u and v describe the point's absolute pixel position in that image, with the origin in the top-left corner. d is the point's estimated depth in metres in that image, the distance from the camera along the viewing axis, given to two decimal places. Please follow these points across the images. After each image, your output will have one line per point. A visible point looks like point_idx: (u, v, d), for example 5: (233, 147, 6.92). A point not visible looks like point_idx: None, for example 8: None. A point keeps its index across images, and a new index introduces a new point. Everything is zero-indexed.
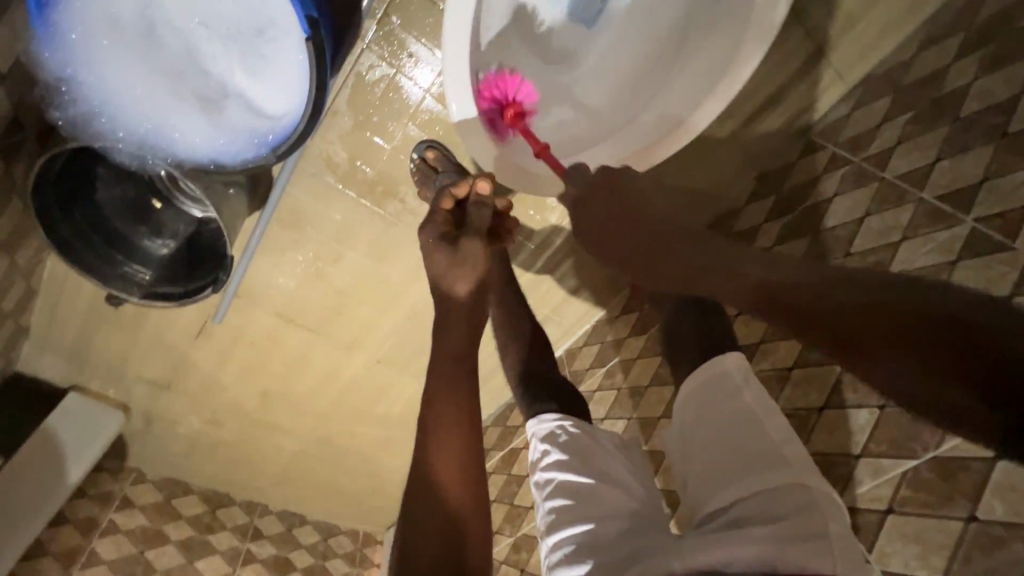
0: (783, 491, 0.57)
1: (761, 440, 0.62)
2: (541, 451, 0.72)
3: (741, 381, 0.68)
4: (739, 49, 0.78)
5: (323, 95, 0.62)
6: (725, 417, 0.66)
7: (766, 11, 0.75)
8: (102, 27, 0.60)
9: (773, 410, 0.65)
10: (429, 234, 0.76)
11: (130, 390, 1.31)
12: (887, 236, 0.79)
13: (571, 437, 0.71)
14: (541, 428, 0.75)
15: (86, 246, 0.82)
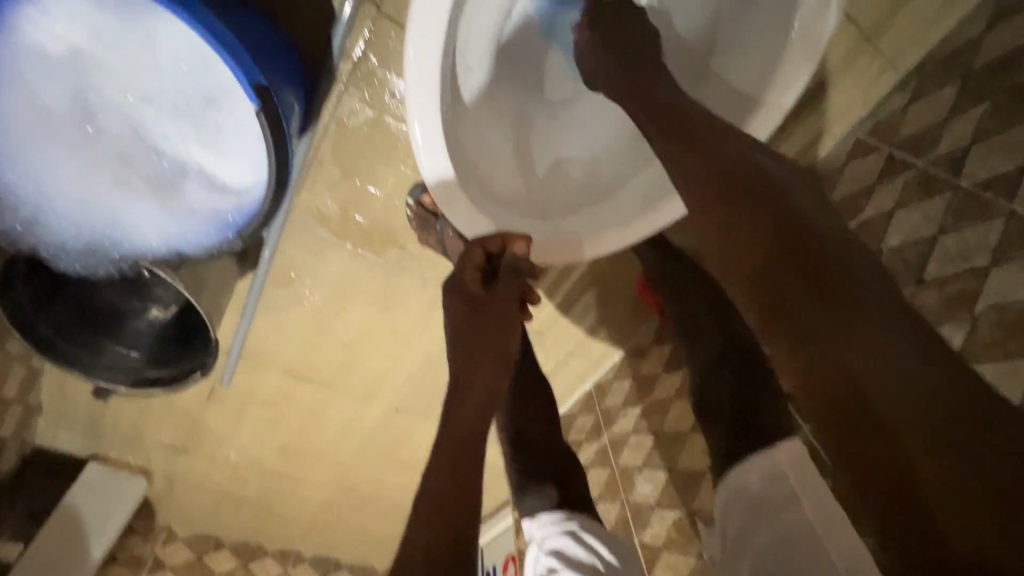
0: None
1: (821, 562, 0.53)
2: (544, 567, 0.60)
3: (797, 484, 0.58)
4: (777, 75, 0.71)
5: (285, 170, 0.54)
6: (778, 534, 0.57)
7: (814, 26, 0.68)
8: (34, 121, 0.53)
9: (841, 524, 0.55)
10: (449, 296, 0.71)
11: (149, 455, 1.27)
12: (970, 259, 0.66)
13: (579, 550, 0.60)
14: (545, 535, 0.63)
15: (68, 337, 0.77)
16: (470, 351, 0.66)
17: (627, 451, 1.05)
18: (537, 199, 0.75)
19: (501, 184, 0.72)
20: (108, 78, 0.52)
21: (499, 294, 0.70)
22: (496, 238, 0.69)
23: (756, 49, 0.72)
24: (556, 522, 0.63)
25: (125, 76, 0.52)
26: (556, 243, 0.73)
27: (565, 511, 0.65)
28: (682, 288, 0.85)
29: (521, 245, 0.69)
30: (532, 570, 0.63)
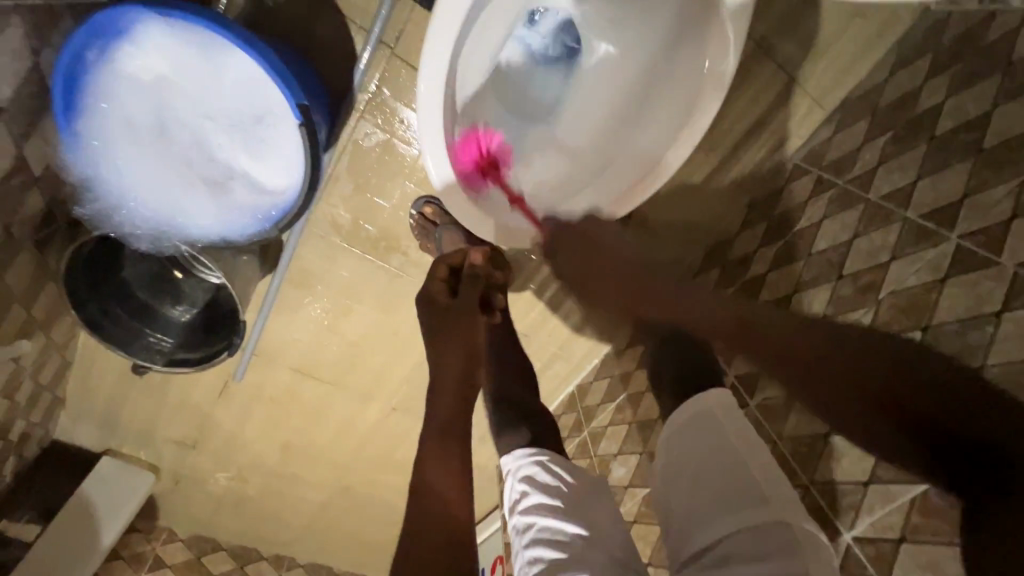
0: (766, 532, 0.56)
1: (741, 471, 0.61)
2: (518, 492, 0.70)
3: (722, 417, 0.66)
4: (700, 108, 0.81)
5: (317, 171, 0.67)
6: (704, 454, 0.65)
7: (719, 70, 0.78)
8: (120, 130, 0.67)
9: (758, 446, 0.63)
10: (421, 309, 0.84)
11: (159, 450, 1.35)
12: (875, 257, 0.80)
13: (547, 475, 0.70)
14: (519, 467, 0.73)
15: (112, 320, 0.88)
16: (441, 345, 0.79)
17: (605, 442, 1.16)
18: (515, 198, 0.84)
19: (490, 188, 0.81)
20: (184, 100, 0.67)
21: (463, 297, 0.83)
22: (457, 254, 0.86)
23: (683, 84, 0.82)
24: (528, 455, 0.73)
25: (197, 98, 0.67)
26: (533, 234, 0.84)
27: (536, 448, 0.75)
28: None
29: (478, 255, 0.84)
30: (506, 498, 0.72)
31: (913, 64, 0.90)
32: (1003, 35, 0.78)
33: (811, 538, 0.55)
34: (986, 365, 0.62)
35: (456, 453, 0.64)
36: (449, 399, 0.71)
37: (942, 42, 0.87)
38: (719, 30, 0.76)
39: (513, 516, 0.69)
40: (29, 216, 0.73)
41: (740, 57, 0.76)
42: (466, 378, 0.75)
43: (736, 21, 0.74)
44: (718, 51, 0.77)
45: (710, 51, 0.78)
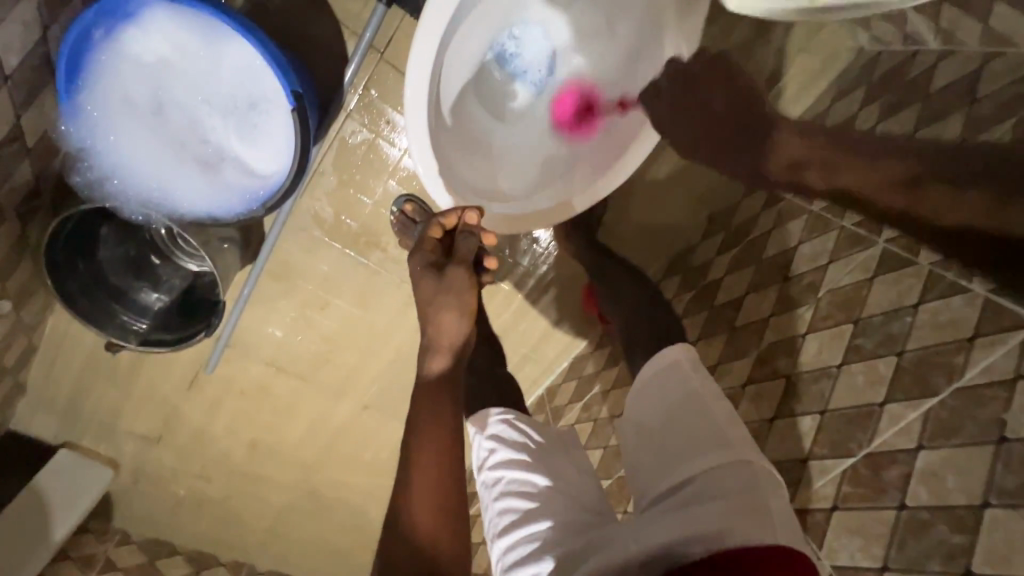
0: (728, 471, 0.62)
1: (708, 421, 0.68)
2: (486, 449, 0.75)
3: (690, 370, 0.73)
4: (650, 118, 0.89)
5: (307, 155, 0.72)
6: (676, 405, 0.71)
7: (668, 88, 0.88)
8: (120, 106, 0.71)
9: (719, 395, 0.70)
10: (416, 265, 0.78)
11: (120, 445, 1.32)
12: (816, 259, 0.87)
13: (513, 431, 0.75)
14: (484, 425, 0.77)
15: (88, 298, 0.90)
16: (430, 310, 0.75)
17: None
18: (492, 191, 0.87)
19: (473, 184, 0.85)
20: (184, 83, 0.72)
21: (461, 250, 0.78)
22: (450, 214, 0.79)
23: (637, 99, 0.91)
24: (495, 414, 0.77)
25: (197, 82, 0.72)
26: (514, 220, 0.85)
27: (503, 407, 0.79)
28: (612, 272, 1.03)
29: (472, 215, 0.78)
30: (474, 455, 0.76)
31: (850, 94, 1.01)
32: (923, 71, 0.89)
33: (768, 477, 0.63)
34: (903, 351, 0.68)
35: (449, 422, 0.68)
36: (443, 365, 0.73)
37: (874, 76, 0.98)
38: (669, 51, 0.87)
39: (481, 472, 0.74)
40: (17, 186, 0.75)
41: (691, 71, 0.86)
42: (458, 340, 0.75)
43: (683, 50, 0.86)
44: (670, 73, 0.88)
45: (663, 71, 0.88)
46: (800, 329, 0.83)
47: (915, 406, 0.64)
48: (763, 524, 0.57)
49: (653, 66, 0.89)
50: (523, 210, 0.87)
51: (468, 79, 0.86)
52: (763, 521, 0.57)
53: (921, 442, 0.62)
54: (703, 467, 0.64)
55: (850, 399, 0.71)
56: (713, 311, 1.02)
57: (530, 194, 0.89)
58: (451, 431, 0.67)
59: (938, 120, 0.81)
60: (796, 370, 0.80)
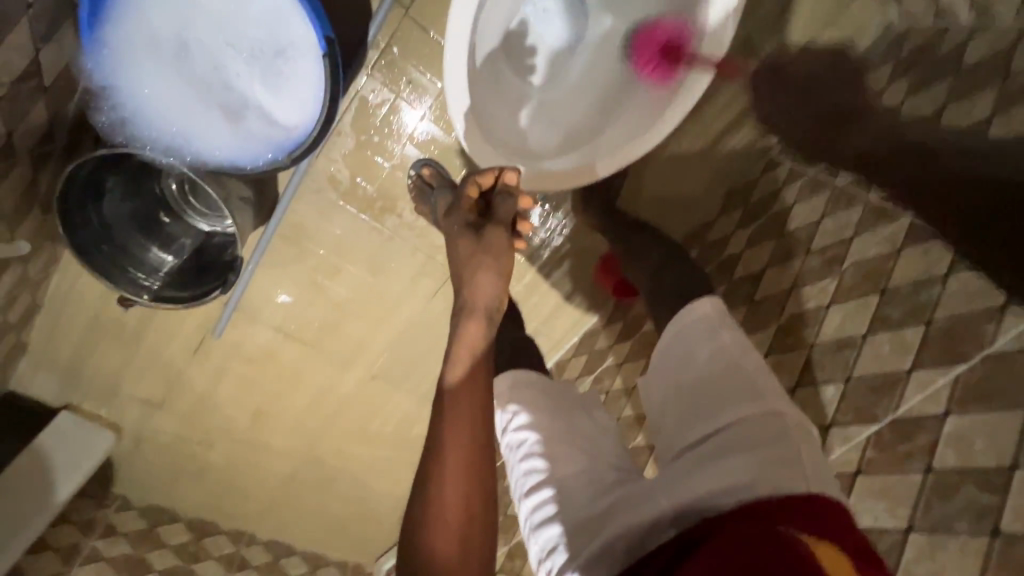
0: (762, 421, 0.63)
1: (742, 374, 0.67)
2: (509, 412, 0.76)
3: (718, 323, 0.73)
4: (698, 62, 0.85)
5: (335, 104, 0.69)
6: (706, 360, 0.71)
7: (717, 34, 0.85)
8: (143, 45, 0.69)
9: (748, 346, 0.70)
10: (455, 223, 0.81)
11: (123, 409, 1.30)
12: (841, 233, 0.87)
13: (535, 395, 0.76)
14: (505, 388, 0.77)
15: (98, 252, 0.87)
16: (467, 268, 0.74)
17: None
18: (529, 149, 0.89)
19: (506, 141, 0.87)
20: (210, 24, 0.69)
21: (500, 211, 0.80)
22: (488, 174, 0.84)
23: (682, 46, 0.87)
24: (513, 376, 0.78)
25: (224, 24, 0.69)
26: (552, 177, 0.87)
27: (522, 369, 0.80)
28: (636, 242, 1.01)
29: (511, 174, 0.82)
30: (498, 419, 0.78)
31: (877, 70, 1.00)
32: (955, 46, 0.88)
33: (799, 428, 0.63)
34: (933, 319, 0.69)
35: (482, 385, 0.64)
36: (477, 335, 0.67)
37: (902, 52, 0.97)
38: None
39: (505, 434, 0.76)
40: (30, 129, 0.73)
41: (735, 26, 0.84)
42: (495, 304, 0.72)
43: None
44: (721, 16, 0.84)
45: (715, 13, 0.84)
46: (824, 301, 0.83)
47: (943, 372, 0.65)
48: (794, 471, 0.57)
49: (699, 11, 0.85)
50: (564, 164, 0.88)
51: (502, 34, 0.87)
52: (797, 469, 0.57)
53: (949, 408, 0.63)
54: (731, 420, 0.65)
55: (875, 368, 0.72)
56: (732, 285, 1.01)
57: (570, 150, 0.90)
58: (485, 402, 0.63)
59: (970, 94, 0.81)
60: (817, 341, 0.81)
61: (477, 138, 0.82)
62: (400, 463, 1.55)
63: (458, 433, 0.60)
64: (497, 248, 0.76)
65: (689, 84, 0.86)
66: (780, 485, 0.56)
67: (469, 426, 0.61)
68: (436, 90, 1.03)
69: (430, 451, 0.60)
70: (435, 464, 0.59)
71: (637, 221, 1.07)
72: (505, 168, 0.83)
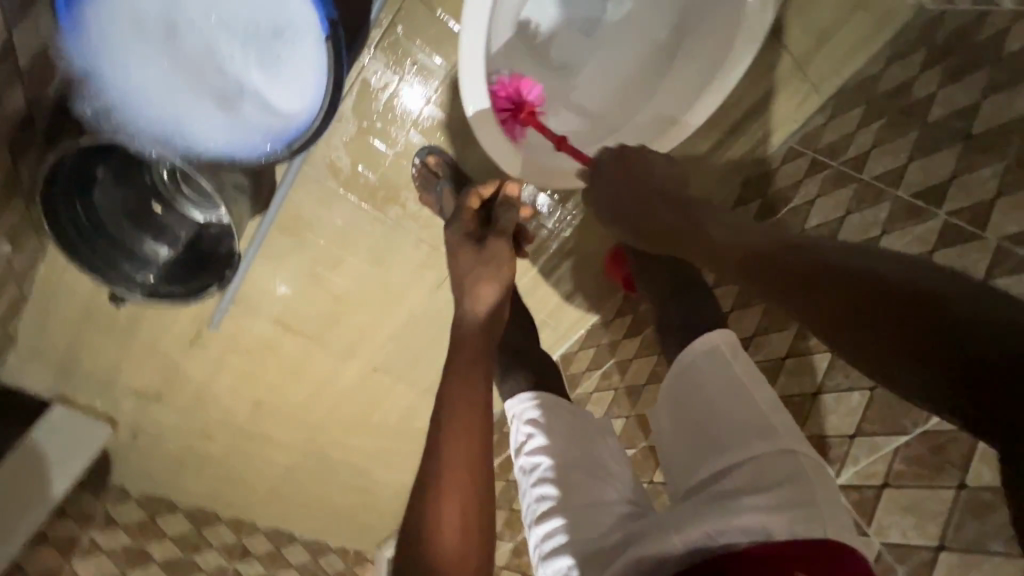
0: (774, 461, 0.61)
1: (753, 408, 0.66)
2: (525, 434, 0.78)
3: (730, 354, 0.71)
4: (726, 53, 0.84)
5: (339, 92, 0.64)
6: (718, 391, 0.69)
7: (756, 16, 0.81)
8: (128, 24, 0.62)
9: (761, 380, 0.69)
10: (455, 235, 0.85)
11: (118, 401, 1.26)
12: (867, 231, 0.84)
13: (549, 419, 0.78)
14: (523, 410, 0.81)
15: (89, 246, 0.82)
16: (472, 276, 0.76)
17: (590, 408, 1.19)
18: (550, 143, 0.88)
19: (526, 136, 0.86)
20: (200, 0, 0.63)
21: (502, 223, 0.84)
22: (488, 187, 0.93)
23: (709, 34, 0.86)
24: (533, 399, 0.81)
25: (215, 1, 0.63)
26: (577, 172, 0.87)
27: (541, 391, 0.82)
28: (647, 246, 1.00)
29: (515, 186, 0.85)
30: (514, 440, 0.80)
31: (908, 56, 0.95)
32: (995, 31, 0.83)
33: (814, 467, 0.61)
34: None
35: (478, 399, 0.64)
36: (478, 339, 0.70)
37: (936, 37, 0.92)
38: None
39: (519, 456, 0.78)
40: (7, 116, 0.68)
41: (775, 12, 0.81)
42: (498, 307, 0.74)
43: None
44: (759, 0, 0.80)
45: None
46: None
47: None
48: (812, 516, 0.56)
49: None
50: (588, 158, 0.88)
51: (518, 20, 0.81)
52: (815, 514, 0.55)
53: None
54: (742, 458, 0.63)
55: None
56: None
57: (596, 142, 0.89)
58: (482, 415, 0.62)
59: (1012, 86, 0.76)
60: None
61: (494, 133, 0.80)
62: (401, 453, 1.53)
63: (455, 451, 0.59)
64: (498, 259, 0.79)
65: (716, 75, 0.85)
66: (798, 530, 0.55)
67: (465, 442, 0.60)
68: (441, 72, 0.97)
69: (425, 470, 0.59)
70: (430, 484, 0.58)
71: None
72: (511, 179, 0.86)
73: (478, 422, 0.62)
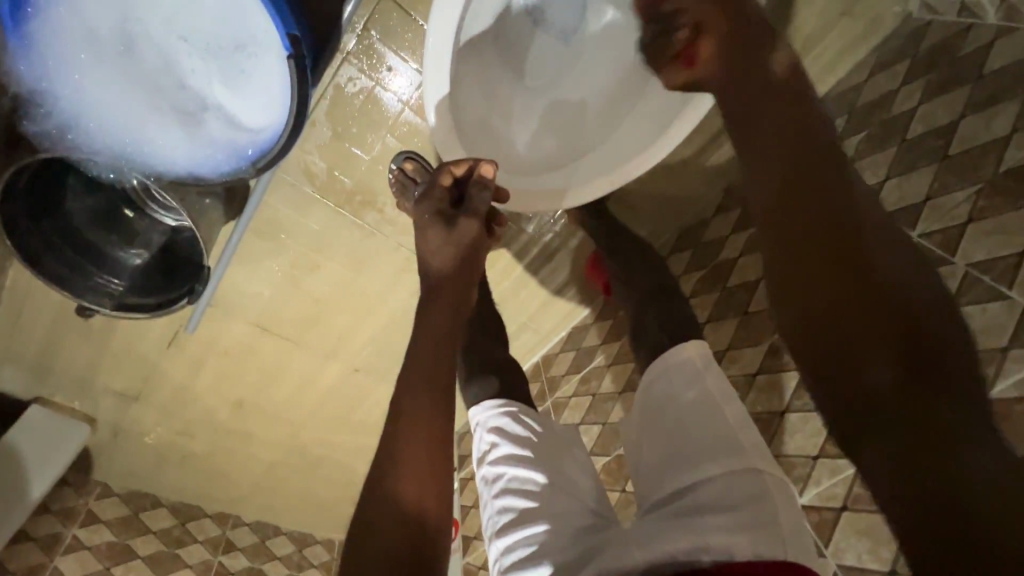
0: (738, 480, 0.61)
1: (721, 424, 0.67)
2: (487, 443, 0.80)
3: (702, 366, 0.72)
4: None
5: (304, 109, 0.63)
6: (690, 405, 0.70)
7: None
8: (79, 39, 0.60)
9: (731, 395, 0.69)
10: (425, 212, 0.79)
11: (97, 401, 1.26)
12: None
13: (512, 429, 0.80)
14: (487, 418, 0.82)
15: (55, 258, 0.80)
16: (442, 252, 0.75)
17: (568, 412, 1.21)
18: (524, 161, 0.90)
19: (497, 152, 0.88)
20: (155, 15, 0.60)
21: (473, 203, 0.78)
22: (462, 163, 0.82)
23: None
24: (498, 407, 0.83)
25: (172, 14, 0.60)
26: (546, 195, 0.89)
27: (506, 399, 0.84)
28: (625, 255, 0.99)
29: (488, 166, 0.80)
30: (476, 448, 0.82)
31: (892, 67, 0.93)
32: (979, 47, 0.82)
33: (778, 486, 0.61)
34: None
35: (442, 372, 0.64)
36: (443, 326, 0.68)
37: (921, 49, 0.90)
38: None
39: (483, 466, 0.79)
40: None
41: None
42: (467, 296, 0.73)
43: None
44: None
45: None
46: None
47: None
48: (773, 537, 0.56)
49: None
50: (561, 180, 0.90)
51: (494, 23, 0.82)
52: (776, 536, 0.56)
53: None
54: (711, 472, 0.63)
55: None
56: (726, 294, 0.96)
57: (569, 164, 0.91)
58: (444, 389, 0.64)
59: (991, 107, 0.76)
60: None
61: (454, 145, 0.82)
62: None
63: (416, 421, 0.61)
64: (466, 240, 0.77)
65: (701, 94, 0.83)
66: (760, 552, 0.55)
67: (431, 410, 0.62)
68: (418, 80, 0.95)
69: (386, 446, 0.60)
70: (394, 459, 0.59)
71: (626, 229, 1.05)
72: (482, 160, 0.80)
73: (439, 398, 0.63)
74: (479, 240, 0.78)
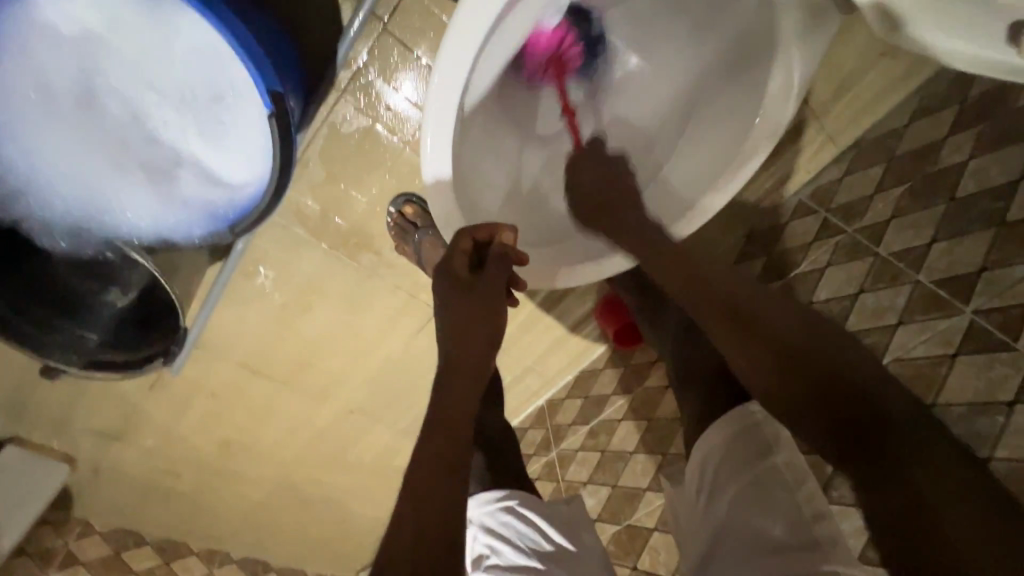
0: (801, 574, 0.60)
1: (787, 501, 0.66)
2: (484, 546, 0.78)
3: (771, 437, 0.70)
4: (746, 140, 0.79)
5: (287, 172, 0.56)
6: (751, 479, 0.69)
7: (775, 110, 0.77)
8: (32, 94, 0.55)
9: (804, 472, 0.67)
10: (443, 281, 0.75)
11: (75, 441, 1.17)
12: (882, 317, 0.80)
13: (510, 529, 0.78)
14: (485, 516, 0.80)
15: (15, 310, 0.71)
16: (467, 320, 0.73)
17: (575, 466, 1.15)
18: (539, 224, 0.84)
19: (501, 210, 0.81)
20: (121, 66, 0.54)
21: (492, 276, 0.73)
22: (482, 228, 0.72)
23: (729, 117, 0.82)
24: (495, 502, 0.81)
25: (138, 65, 0.54)
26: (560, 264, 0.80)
27: (504, 491, 0.82)
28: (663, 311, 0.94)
29: (508, 236, 0.73)
30: (473, 550, 0.80)
31: (936, 113, 0.84)
32: None
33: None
34: (990, 458, 0.63)
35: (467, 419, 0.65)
36: (465, 395, 0.67)
37: (969, 95, 0.81)
38: (786, 65, 0.75)
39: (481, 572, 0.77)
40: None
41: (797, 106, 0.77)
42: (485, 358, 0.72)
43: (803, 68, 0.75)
44: (780, 95, 0.76)
45: (772, 93, 0.77)
46: None
47: None
48: None
49: (763, 75, 0.77)
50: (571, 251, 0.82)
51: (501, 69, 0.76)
52: None
53: None
54: (770, 570, 0.62)
55: None
56: None
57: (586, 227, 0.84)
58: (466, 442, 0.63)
59: None
60: None
61: (454, 206, 0.72)
62: (378, 489, 1.49)
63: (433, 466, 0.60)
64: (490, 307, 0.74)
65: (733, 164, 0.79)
66: None
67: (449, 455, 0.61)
68: (418, 120, 0.88)
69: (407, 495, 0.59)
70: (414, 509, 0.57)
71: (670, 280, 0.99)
72: (504, 229, 0.73)
73: (460, 446, 0.63)
74: (502, 307, 0.74)
